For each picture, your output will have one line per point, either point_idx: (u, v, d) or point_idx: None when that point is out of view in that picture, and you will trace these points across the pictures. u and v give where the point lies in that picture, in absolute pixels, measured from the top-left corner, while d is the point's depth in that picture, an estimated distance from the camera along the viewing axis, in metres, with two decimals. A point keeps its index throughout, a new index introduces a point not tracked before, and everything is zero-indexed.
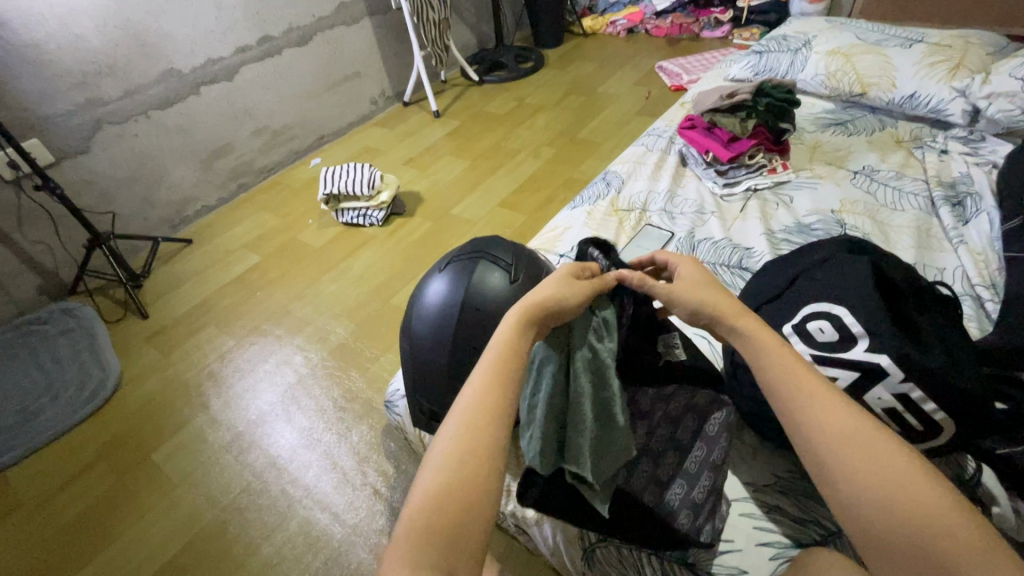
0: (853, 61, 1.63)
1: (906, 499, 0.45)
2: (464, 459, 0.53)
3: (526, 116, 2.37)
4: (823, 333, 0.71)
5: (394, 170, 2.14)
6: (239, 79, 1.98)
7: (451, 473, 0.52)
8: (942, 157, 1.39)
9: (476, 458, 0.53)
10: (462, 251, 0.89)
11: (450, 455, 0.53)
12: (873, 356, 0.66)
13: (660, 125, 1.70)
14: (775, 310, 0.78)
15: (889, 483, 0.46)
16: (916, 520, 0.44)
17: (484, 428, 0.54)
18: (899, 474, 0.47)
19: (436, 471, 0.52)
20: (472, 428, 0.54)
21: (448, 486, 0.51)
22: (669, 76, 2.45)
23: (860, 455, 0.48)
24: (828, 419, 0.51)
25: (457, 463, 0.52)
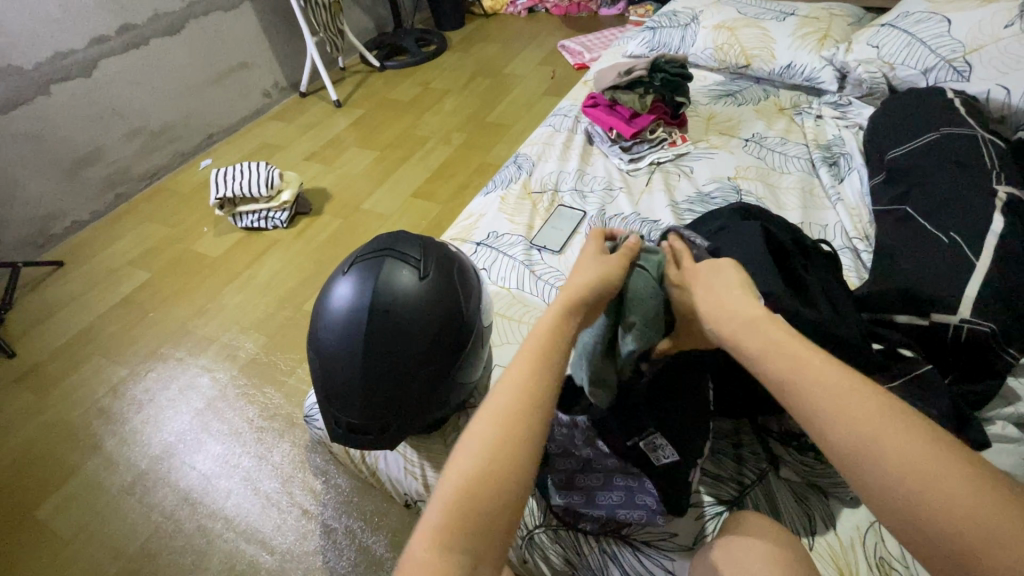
0: (737, 35, 1.72)
1: (861, 418, 0.44)
2: (497, 447, 0.51)
3: (433, 102, 2.29)
4: None
5: (296, 167, 2.00)
6: (100, 75, 1.74)
7: (490, 461, 0.51)
8: (818, 122, 1.51)
9: (510, 448, 0.51)
10: (370, 248, 0.84)
11: (484, 444, 0.52)
12: None
13: (566, 105, 1.71)
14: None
15: (882, 441, 0.43)
16: (875, 434, 0.43)
17: (526, 418, 0.53)
18: (889, 429, 0.43)
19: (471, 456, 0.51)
20: (516, 417, 0.53)
21: (481, 468, 0.50)
22: (571, 55, 2.47)
23: (839, 392, 0.46)
24: (823, 382, 0.47)
25: (493, 450, 0.51)
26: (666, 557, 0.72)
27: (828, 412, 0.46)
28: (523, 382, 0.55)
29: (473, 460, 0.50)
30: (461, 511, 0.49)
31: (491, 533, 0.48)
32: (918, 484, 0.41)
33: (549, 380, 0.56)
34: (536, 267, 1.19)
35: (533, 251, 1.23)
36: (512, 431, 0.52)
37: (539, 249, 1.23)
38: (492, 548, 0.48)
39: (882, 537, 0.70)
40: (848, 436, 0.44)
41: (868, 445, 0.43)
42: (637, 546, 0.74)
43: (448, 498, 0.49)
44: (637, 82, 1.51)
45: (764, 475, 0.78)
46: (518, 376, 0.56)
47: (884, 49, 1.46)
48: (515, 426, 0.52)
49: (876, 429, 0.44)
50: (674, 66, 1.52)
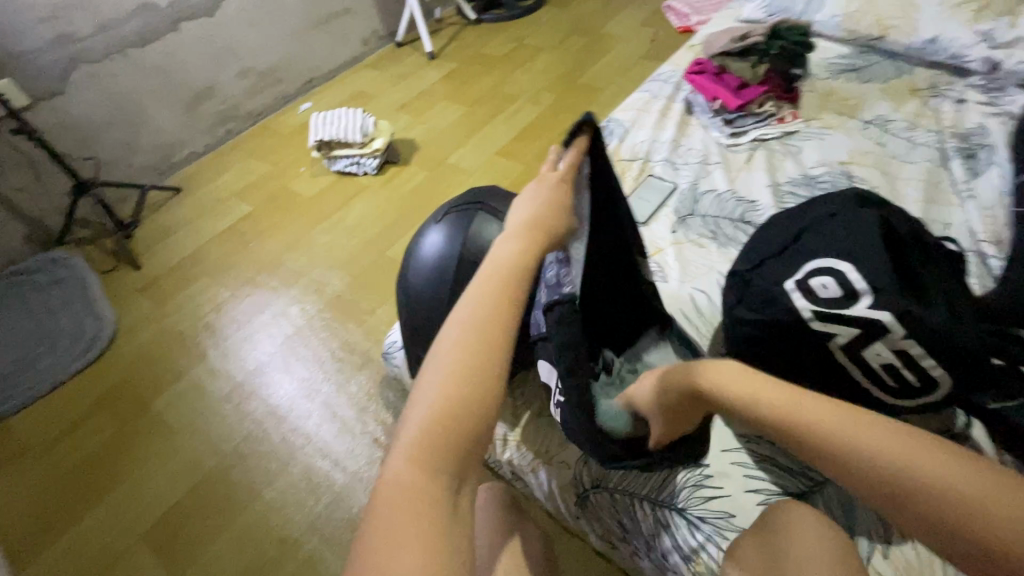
0: (874, 2, 1.55)
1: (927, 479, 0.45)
2: (471, 376, 0.50)
3: (527, 60, 2.25)
4: (826, 289, 0.67)
5: (389, 117, 2.05)
6: (221, 15, 1.86)
7: (461, 387, 0.49)
8: (958, 107, 1.34)
9: (483, 379, 0.50)
10: (462, 200, 0.86)
11: (459, 370, 0.50)
12: (876, 313, 0.63)
13: (667, 70, 1.63)
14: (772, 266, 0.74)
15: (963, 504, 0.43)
16: (956, 502, 0.44)
17: (482, 359, 0.51)
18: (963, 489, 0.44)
19: (444, 389, 0.49)
20: (484, 342, 0.52)
21: (460, 398, 0.49)
22: (676, 17, 2.32)
23: (870, 442, 0.48)
24: (882, 454, 0.47)
25: (467, 378, 0.50)
26: (724, 538, 0.72)
27: (903, 494, 0.46)
28: (486, 318, 0.53)
29: (448, 392, 0.49)
30: (434, 441, 0.47)
31: (467, 458, 0.49)
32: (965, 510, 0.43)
33: (503, 319, 0.54)
34: None
35: None
36: (484, 361, 0.51)
37: None
38: (467, 472, 0.49)
39: None
40: (874, 483, 0.47)
41: (909, 485, 0.46)
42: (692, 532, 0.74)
43: (431, 429, 0.48)
44: (752, 49, 1.39)
45: None
46: (484, 304, 0.54)
47: None
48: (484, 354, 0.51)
49: (904, 468, 0.46)
50: (796, 31, 1.38)
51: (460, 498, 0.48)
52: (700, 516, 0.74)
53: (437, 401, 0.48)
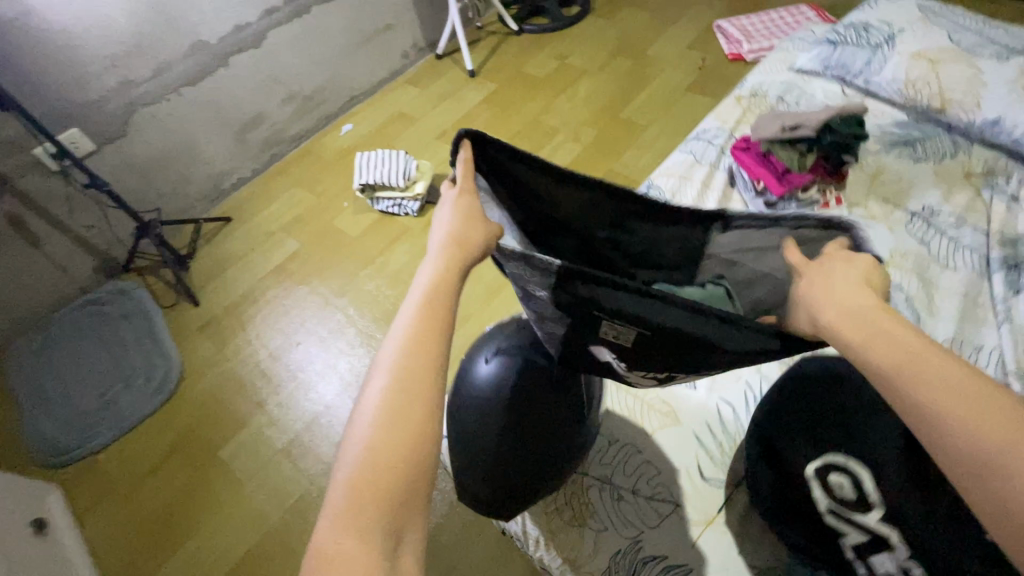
0: (939, 71, 1.48)
1: (976, 441, 0.45)
2: (398, 418, 0.50)
3: (568, 84, 2.21)
4: (842, 488, 0.74)
5: (429, 146, 2.07)
6: (268, 45, 1.87)
7: (389, 434, 0.49)
8: (1010, 205, 1.32)
9: (412, 421, 0.50)
10: (518, 341, 0.96)
11: (383, 416, 0.50)
12: (885, 528, 0.70)
13: (712, 127, 1.63)
14: (793, 438, 0.81)
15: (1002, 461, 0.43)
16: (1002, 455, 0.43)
17: (409, 399, 0.51)
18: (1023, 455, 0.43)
19: (370, 437, 0.49)
20: (410, 381, 0.51)
21: (386, 447, 0.49)
22: (727, 41, 2.23)
23: (949, 386, 0.47)
24: (957, 399, 0.46)
25: (393, 423, 0.49)
26: None
27: (952, 433, 0.46)
28: (412, 355, 0.53)
29: (373, 440, 0.48)
30: (363, 495, 0.47)
31: (406, 501, 0.48)
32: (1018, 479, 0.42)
33: (428, 354, 0.53)
34: None
35: None
36: (419, 402, 0.50)
37: None
38: (407, 517, 0.48)
39: None
40: (950, 449, 0.46)
41: (963, 432, 0.45)
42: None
43: (356, 483, 0.47)
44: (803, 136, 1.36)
45: None
46: (406, 337, 0.54)
47: None
48: (416, 391, 0.51)
49: (1001, 455, 0.43)
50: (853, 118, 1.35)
51: (400, 547, 0.47)
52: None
53: (359, 460, 0.48)
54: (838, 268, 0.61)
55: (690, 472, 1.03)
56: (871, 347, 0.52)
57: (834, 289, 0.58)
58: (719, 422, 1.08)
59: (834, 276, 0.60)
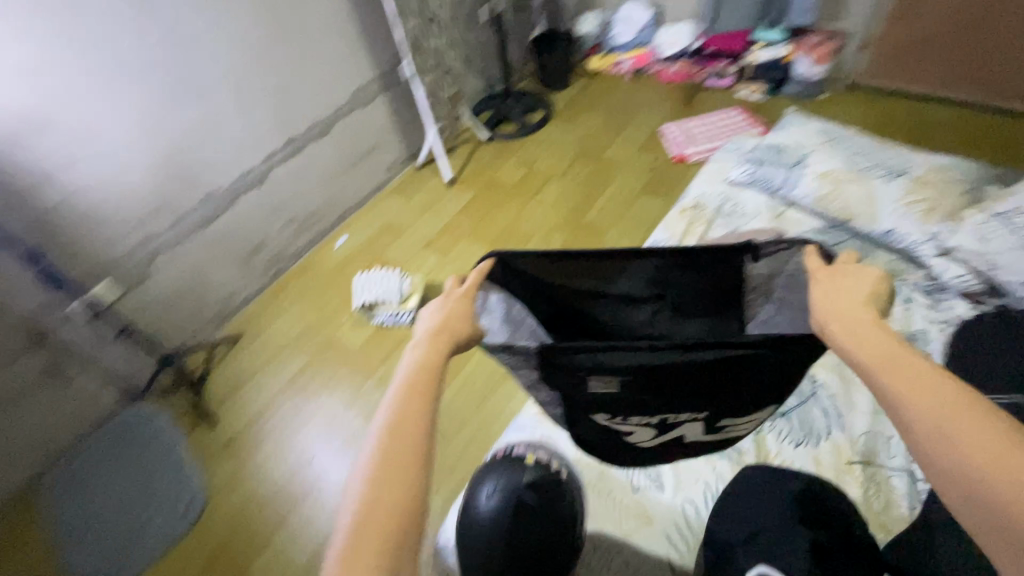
0: (842, 190, 1.79)
1: (932, 418, 0.58)
2: (392, 473, 0.66)
3: (537, 190, 2.49)
4: None
5: (417, 255, 2.30)
6: (270, 182, 2.11)
7: (382, 488, 0.65)
8: (908, 306, 1.60)
9: (404, 477, 0.66)
10: (514, 475, 1.16)
11: (379, 470, 0.66)
12: None
13: (662, 240, 1.92)
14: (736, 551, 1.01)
15: (953, 438, 0.56)
16: (945, 436, 0.57)
17: (401, 458, 0.67)
18: (972, 431, 0.56)
19: (368, 489, 0.65)
20: (402, 443, 0.68)
21: (380, 496, 0.64)
22: (673, 143, 2.55)
23: (910, 381, 0.61)
24: (920, 393, 0.60)
25: (388, 475, 0.65)
26: None
27: (917, 415, 0.59)
28: (404, 424, 0.69)
29: (369, 492, 0.64)
30: (363, 536, 0.62)
31: (398, 544, 0.62)
32: (963, 456, 0.55)
33: (416, 424, 0.70)
34: None
35: None
36: (408, 459, 0.67)
37: None
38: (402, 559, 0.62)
39: None
40: (910, 415, 0.60)
41: (924, 420, 0.58)
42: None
43: (358, 525, 0.62)
44: None
45: None
46: (398, 407, 0.71)
47: (989, 242, 1.50)
48: (406, 449, 0.67)
49: (947, 419, 0.57)
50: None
51: None
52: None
53: (360, 507, 0.63)
54: (847, 278, 0.78)
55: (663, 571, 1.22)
56: (860, 345, 0.68)
57: (835, 297, 0.75)
58: (685, 522, 1.28)
59: (841, 285, 0.77)
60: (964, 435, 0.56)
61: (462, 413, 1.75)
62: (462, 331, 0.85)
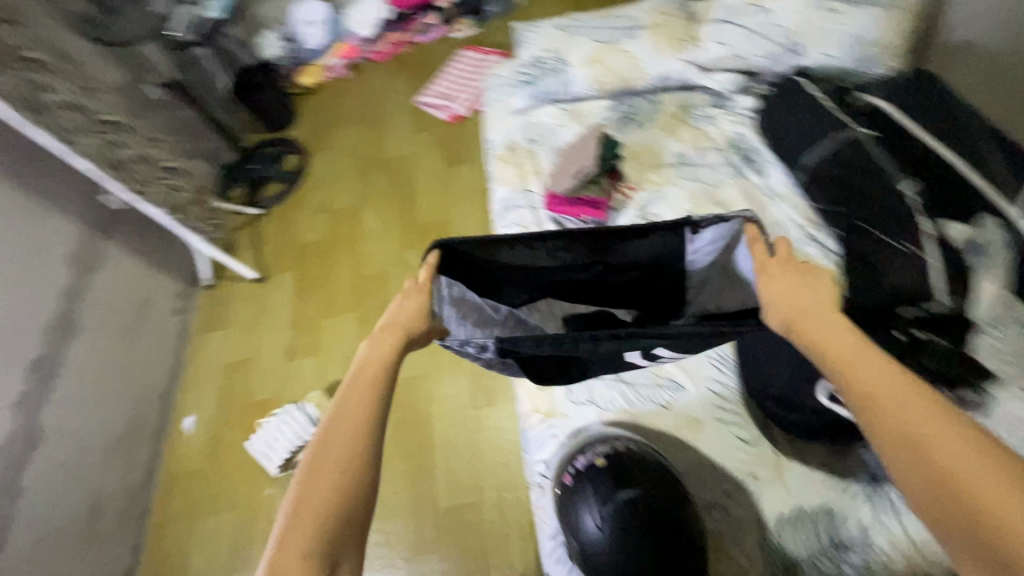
0: (609, 64, 1.92)
1: (911, 419, 0.68)
2: (335, 458, 0.75)
3: (354, 228, 2.22)
4: None
5: (288, 372, 1.91)
6: (45, 431, 1.51)
7: (326, 471, 0.74)
8: (713, 121, 1.81)
9: (342, 466, 0.75)
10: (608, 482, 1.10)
11: (324, 456, 0.76)
12: None
13: (507, 194, 1.84)
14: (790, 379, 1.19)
15: (924, 442, 0.66)
16: (933, 443, 0.66)
17: (347, 450, 0.76)
18: (934, 430, 0.66)
19: (315, 472, 0.74)
20: (347, 434, 0.78)
21: (325, 478, 0.74)
22: (438, 109, 2.48)
23: (895, 395, 0.70)
24: (896, 401, 0.70)
25: (332, 461, 0.75)
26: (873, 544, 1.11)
27: (901, 427, 0.68)
28: (349, 419, 0.79)
29: (315, 474, 0.74)
30: (308, 504, 0.72)
31: (333, 521, 0.72)
32: (939, 460, 0.64)
33: (360, 424, 0.79)
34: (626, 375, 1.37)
35: None
36: (347, 453, 0.76)
37: None
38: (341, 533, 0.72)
39: None
40: (857, 397, 0.73)
41: (905, 426, 0.68)
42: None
43: (304, 497, 0.73)
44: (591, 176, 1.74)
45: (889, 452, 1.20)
46: (346, 403, 0.81)
47: (730, 44, 1.79)
48: (342, 448, 0.76)
49: (927, 434, 0.66)
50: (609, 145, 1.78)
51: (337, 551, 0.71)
52: (865, 559, 1.10)
53: (302, 487, 0.73)
54: (807, 277, 0.89)
55: (744, 452, 1.23)
56: (820, 340, 0.80)
57: (789, 294, 0.88)
58: (722, 398, 1.31)
59: (787, 280, 0.90)
60: (944, 447, 0.65)
61: (470, 473, 1.57)
62: (401, 340, 0.92)
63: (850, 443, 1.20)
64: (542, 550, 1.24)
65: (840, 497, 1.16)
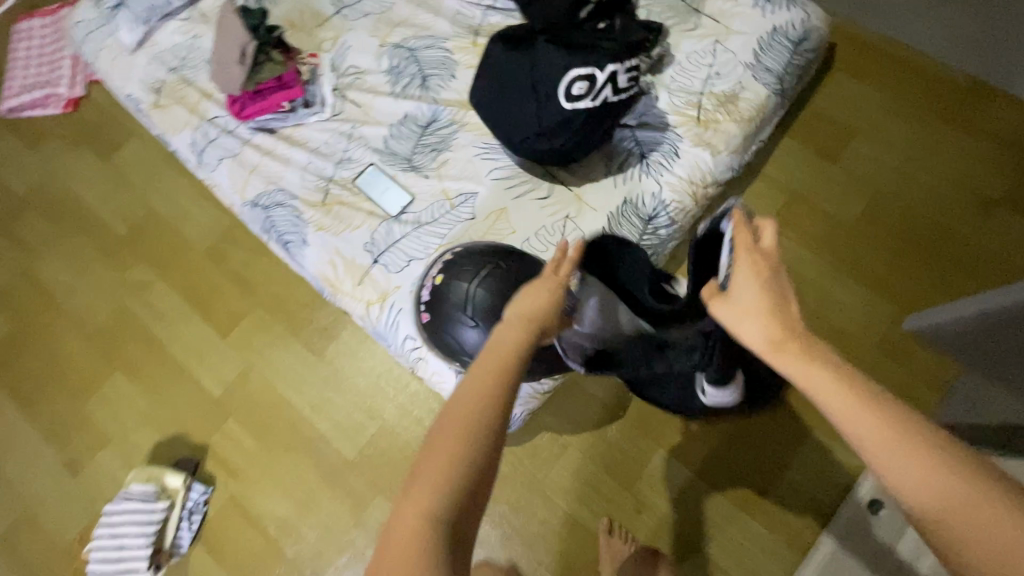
0: None
1: (917, 478, 0.53)
2: (466, 445, 0.64)
3: (43, 293, 1.66)
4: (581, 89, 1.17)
5: (88, 484, 1.46)
6: None
7: (455, 453, 0.64)
8: None
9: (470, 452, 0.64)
10: (469, 269, 1.03)
11: (456, 434, 0.65)
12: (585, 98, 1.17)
13: (192, 135, 1.54)
14: (546, 106, 1.19)
15: (942, 505, 0.52)
16: (936, 505, 0.52)
17: (473, 432, 0.64)
18: (950, 490, 0.52)
19: (438, 449, 0.64)
20: (473, 415, 0.65)
21: (451, 465, 0.63)
22: (45, 107, 1.86)
23: (890, 440, 0.55)
24: (890, 453, 0.55)
25: (461, 438, 0.64)
26: (665, 201, 1.30)
27: (912, 482, 0.53)
28: (483, 397, 0.67)
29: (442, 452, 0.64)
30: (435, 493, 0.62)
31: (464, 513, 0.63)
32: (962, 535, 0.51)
33: (495, 412, 0.66)
34: (422, 218, 1.37)
35: (405, 219, 1.38)
36: (467, 426, 0.64)
37: (404, 213, 1.38)
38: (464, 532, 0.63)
39: (684, 92, 1.36)
40: (867, 448, 0.56)
41: (910, 484, 0.53)
42: (674, 231, 1.31)
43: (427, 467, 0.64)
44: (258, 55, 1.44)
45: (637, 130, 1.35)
46: (470, 381, 0.69)
47: None
48: (470, 426, 0.65)
49: (935, 504, 0.52)
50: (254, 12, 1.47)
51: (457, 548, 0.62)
52: (670, 216, 1.30)
53: (433, 466, 0.63)
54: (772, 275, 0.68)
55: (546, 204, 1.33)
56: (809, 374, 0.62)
57: (761, 336, 0.65)
58: (506, 179, 1.37)
59: (768, 281, 0.68)
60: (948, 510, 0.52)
61: (358, 408, 1.45)
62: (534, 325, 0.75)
63: (609, 142, 1.34)
64: (450, 395, 1.30)
65: (628, 185, 1.31)
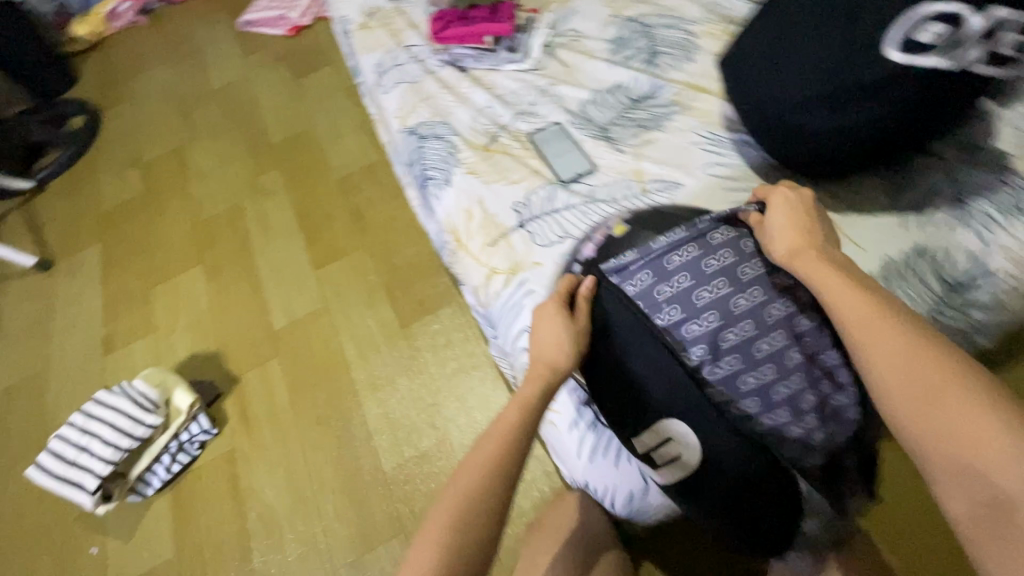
0: None
1: (926, 402, 0.46)
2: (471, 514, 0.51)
3: (182, 172, 1.59)
4: (934, 34, 0.71)
5: (107, 370, 1.23)
6: None
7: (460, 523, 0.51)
8: None
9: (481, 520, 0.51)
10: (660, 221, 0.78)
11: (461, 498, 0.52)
12: (937, 62, 0.72)
13: (383, 57, 1.42)
14: (850, 69, 0.78)
15: (966, 439, 0.43)
16: (944, 445, 0.44)
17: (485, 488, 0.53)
18: (974, 427, 0.43)
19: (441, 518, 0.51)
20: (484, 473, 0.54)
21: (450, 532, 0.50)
22: (272, 25, 1.90)
23: (895, 357, 0.49)
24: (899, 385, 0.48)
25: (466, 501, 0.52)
26: (989, 274, 0.81)
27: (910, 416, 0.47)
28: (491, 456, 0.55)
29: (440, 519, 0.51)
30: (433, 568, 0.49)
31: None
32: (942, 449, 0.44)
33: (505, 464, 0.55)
34: (598, 195, 1.03)
35: (575, 190, 1.04)
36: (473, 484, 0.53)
37: (576, 182, 1.05)
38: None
39: None
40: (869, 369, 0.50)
41: (917, 407, 0.46)
42: (991, 320, 0.81)
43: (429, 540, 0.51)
44: None
45: (959, 163, 0.88)
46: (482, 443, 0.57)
47: None
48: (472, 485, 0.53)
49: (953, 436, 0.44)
50: None
51: None
52: (991, 294, 0.81)
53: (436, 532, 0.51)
54: (797, 225, 0.64)
55: None
56: (853, 297, 0.54)
57: (785, 227, 0.65)
58: (729, 179, 0.99)
59: (803, 210, 0.65)
60: (959, 437, 0.43)
61: (419, 407, 1.06)
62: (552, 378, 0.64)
63: (903, 169, 0.90)
64: (551, 437, 0.83)
65: (925, 231, 0.85)
